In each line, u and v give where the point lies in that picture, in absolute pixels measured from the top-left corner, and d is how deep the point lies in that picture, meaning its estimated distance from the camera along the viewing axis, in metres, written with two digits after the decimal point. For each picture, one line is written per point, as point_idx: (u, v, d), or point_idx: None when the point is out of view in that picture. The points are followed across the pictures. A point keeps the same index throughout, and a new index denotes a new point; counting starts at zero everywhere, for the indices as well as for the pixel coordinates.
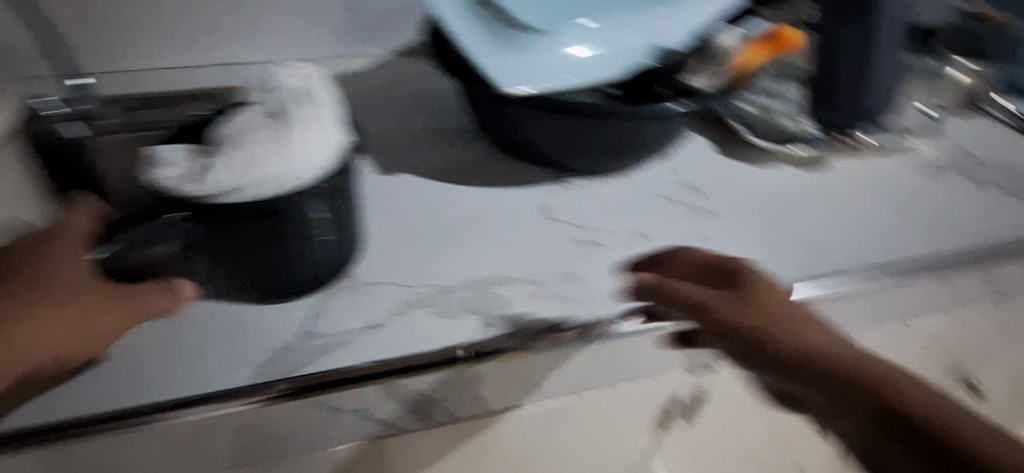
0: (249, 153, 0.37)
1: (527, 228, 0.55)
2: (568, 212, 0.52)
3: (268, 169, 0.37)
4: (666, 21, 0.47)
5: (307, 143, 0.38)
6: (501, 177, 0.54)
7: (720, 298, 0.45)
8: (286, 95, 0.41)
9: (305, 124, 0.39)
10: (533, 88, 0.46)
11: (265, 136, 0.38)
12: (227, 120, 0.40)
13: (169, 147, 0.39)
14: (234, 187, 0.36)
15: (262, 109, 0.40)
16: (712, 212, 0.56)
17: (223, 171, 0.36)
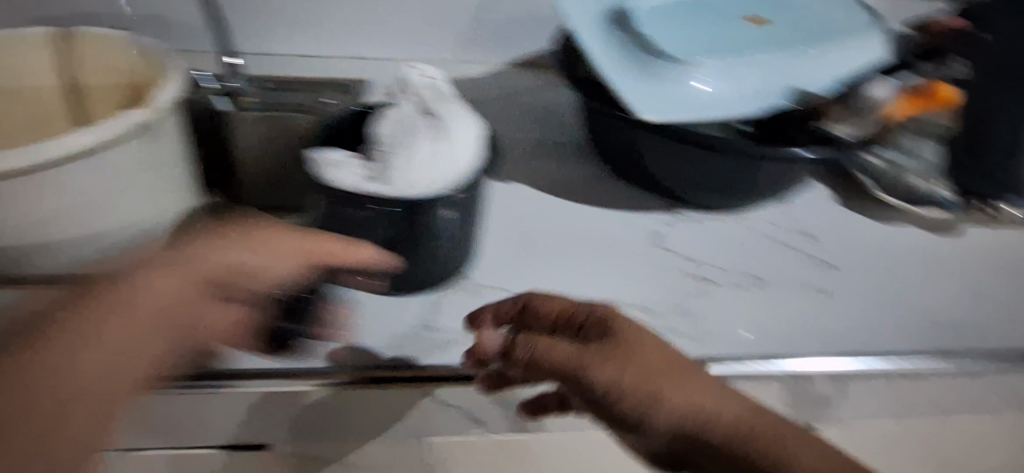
0: (419, 159, 0.40)
1: (639, 253, 0.49)
2: (681, 243, 0.50)
3: (436, 173, 0.40)
4: (806, 67, 0.48)
5: (463, 151, 0.42)
6: (615, 199, 0.54)
7: (591, 355, 0.34)
8: (434, 102, 0.45)
9: (458, 133, 0.43)
10: (667, 114, 0.45)
11: (429, 143, 0.42)
12: (385, 126, 0.43)
13: (334, 154, 0.41)
14: (408, 189, 0.39)
15: (417, 117, 0.44)
16: (830, 265, 0.50)
17: (398, 175, 0.40)
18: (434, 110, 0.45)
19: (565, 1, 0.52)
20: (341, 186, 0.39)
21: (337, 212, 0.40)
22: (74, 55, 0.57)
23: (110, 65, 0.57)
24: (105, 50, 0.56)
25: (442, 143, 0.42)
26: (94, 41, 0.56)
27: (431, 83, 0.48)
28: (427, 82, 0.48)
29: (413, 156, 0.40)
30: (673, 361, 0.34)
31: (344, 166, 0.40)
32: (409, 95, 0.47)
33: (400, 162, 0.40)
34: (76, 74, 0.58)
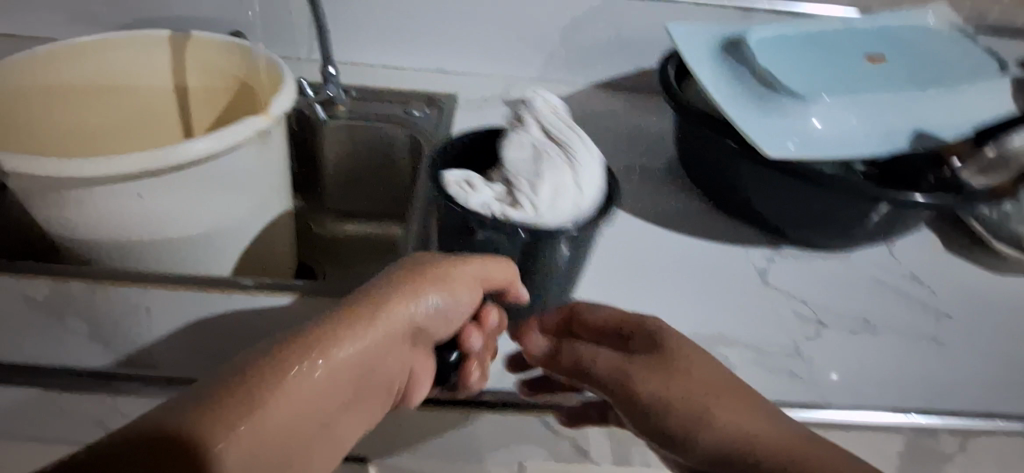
0: (549, 192, 0.40)
1: (743, 285, 0.48)
2: (786, 279, 0.49)
3: (566, 206, 0.40)
4: (929, 109, 0.47)
5: (592, 187, 0.41)
6: (715, 230, 0.54)
7: (638, 369, 0.36)
8: (561, 131, 0.45)
9: (589, 169, 0.42)
10: (789, 150, 0.44)
11: (559, 177, 0.41)
12: (514, 152, 0.44)
13: (464, 182, 0.42)
14: (539, 219, 0.39)
15: (547, 146, 0.43)
16: (945, 313, 0.47)
17: (530, 204, 0.40)
18: (562, 140, 0.44)
19: (676, 31, 0.52)
20: (477, 210, 0.39)
21: (464, 234, 0.40)
22: (190, 59, 0.59)
23: (216, 68, 0.59)
24: (211, 52, 0.58)
25: (573, 179, 0.41)
26: (202, 45, 0.58)
27: (556, 110, 0.47)
28: (552, 110, 0.47)
29: (543, 187, 0.40)
30: (726, 383, 0.35)
31: (477, 192, 0.40)
32: (534, 119, 0.46)
33: (529, 191, 0.40)
34: (181, 74, 0.60)
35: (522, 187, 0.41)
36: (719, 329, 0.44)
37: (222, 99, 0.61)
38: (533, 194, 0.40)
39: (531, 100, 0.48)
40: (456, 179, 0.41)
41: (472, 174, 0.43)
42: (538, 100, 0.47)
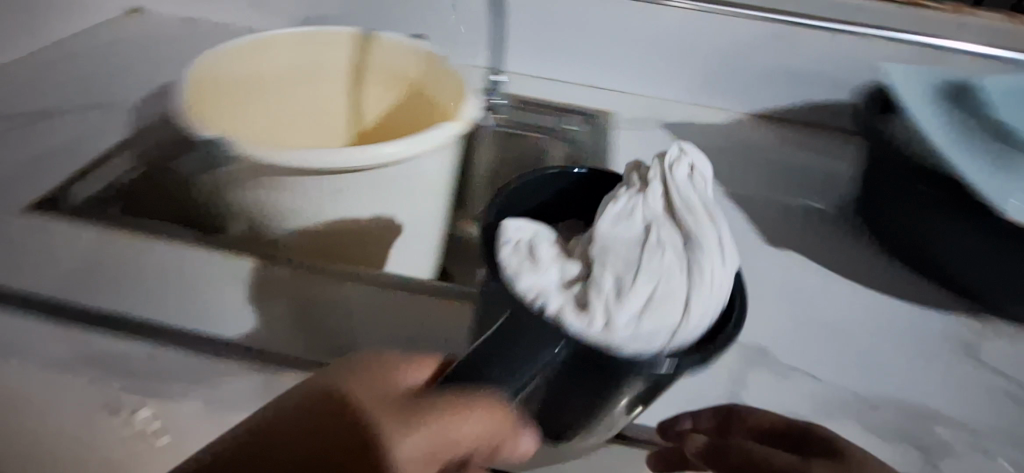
0: (643, 293, 0.30)
1: (941, 357, 0.44)
2: (991, 355, 0.45)
3: (649, 325, 0.29)
4: None
5: (696, 300, 0.30)
6: (901, 287, 0.50)
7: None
8: (691, 216, 0.34)
9: (703, 271, 0.31)
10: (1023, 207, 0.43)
11: (669, 277, 0.31)
12: (613, 226, 0.34)
13: (529, 243, 0.34)
14: (601, 332, 0.29)
15: (660, 226, 0.34)
16: None
17: (597, 308, 0.30)
18: (683, 226, 0.34)
19: (901, 85, 0.57)
20: (521, 298, 0.30)
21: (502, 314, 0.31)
22: (374, 54, 0.61)
23: (398, 69, 0.61)
24: (398, 56, 0.60)
25: (685, 277, 0.31)
26: (391, 47, 0.60)
27: (691, 182, 0.37)
28: (690, 185, 0.37)
29: (634, 284, 0.31)
30: None
31: (535, 275, 0.31)
32: (659, 189, 0.36)
33: (621, 286, 0.31)
34: (363, 70, 0.62)
35: (604, 281, 0.31)
36: (917, 403, 0.41)
37: (396, 98, 0.63)
38: (615, 297, 0.30)
39: (665, 167, 0.37)
40: (523, 247, 0.33)
41: (542, 243, 0.34)
42: (675, 168, 0.37)
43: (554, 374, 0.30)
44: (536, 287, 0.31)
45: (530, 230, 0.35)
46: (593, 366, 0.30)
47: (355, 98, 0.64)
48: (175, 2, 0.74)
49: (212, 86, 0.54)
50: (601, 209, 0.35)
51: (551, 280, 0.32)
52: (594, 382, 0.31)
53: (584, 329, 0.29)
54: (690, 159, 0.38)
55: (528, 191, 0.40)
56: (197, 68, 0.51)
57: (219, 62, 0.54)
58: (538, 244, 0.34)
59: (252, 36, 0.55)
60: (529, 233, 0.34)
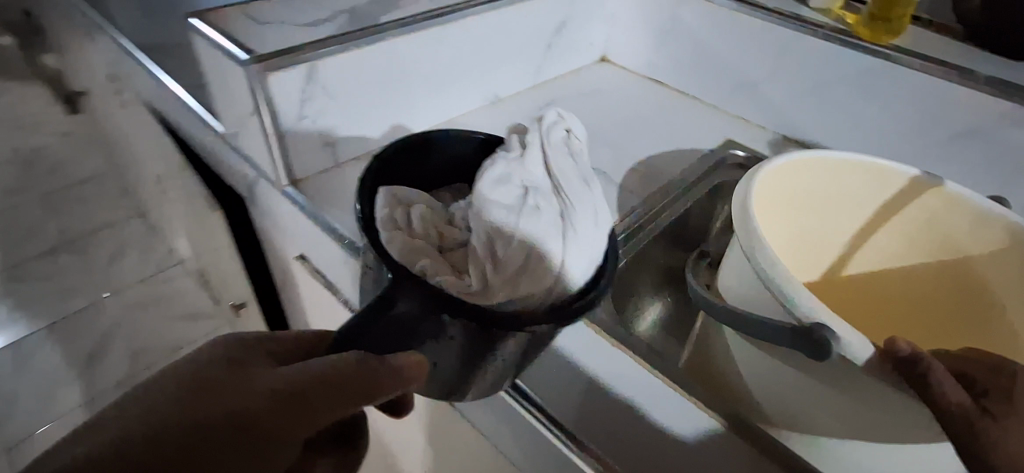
0: (518, 258, 0.35)
1: None
2: None
3: (526, 282, 0.35)
4: None
5: (577, 244, 0.36)
6: None
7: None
8: (565, 181, 0.41)
9: (579, 227, 0.37)
10: None
11: (546, 243, 0.36)
12: (493, 187, 0.40)
13: (387, 190, 0.41)
14: (483, 294, 0.35)
15: (539, 192, 0.40)
16: None
17: (474, 273, 0.36)
18: (560, 192, 0.40)
19: None
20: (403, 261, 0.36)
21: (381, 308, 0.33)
22: (945, 221, 0.46)
23: (946, 237, 0.47)
24: (967, 220, 0.45)
25: (561, 238, 0.36)
26: (965, 206, 0.45)
27: (564, 145, 0.45)
28: (559, 143, 0.45)
29: (507, 247, 0.36)
30: None
31: (399, 238, 0.37)
32: (537, 156, 0.43)
33: (503, 254, 0.36)
34: (895, 217, 0.49)
35: (479, 246, 0.37)
36: None
37: (914, 265, 0.49)
38: (488, 260, 0.37)
39: (543, 127, 0.46)
40: (396, 215, 0.39)
41: (416, 209, 0.40)
42: (550, 132, 0.46)
43: (455, 337, 0.34)
44: (409, 249, 0.37)
45: (411, 198, 0.41)
46: (488, 325, 0.33)
47: (856, 243, 0.51)
48: (645, 52, 0.73)
49: (762, 205, 0.44)
50: (480, 186, 0.40)
51: (416, 246, 0.38)
52: (487, 344, 0.35)
53: (462, 289, 0.35)
54: (567, 126, 0.47)
55: (416, 152, 0.44)
56: (760, 182, 0.43)
57: (771, 179, 0.44)
58: (411, 206, 0.40)
59: (814, 153, 0.45)
60: (408, 201, 0.41)
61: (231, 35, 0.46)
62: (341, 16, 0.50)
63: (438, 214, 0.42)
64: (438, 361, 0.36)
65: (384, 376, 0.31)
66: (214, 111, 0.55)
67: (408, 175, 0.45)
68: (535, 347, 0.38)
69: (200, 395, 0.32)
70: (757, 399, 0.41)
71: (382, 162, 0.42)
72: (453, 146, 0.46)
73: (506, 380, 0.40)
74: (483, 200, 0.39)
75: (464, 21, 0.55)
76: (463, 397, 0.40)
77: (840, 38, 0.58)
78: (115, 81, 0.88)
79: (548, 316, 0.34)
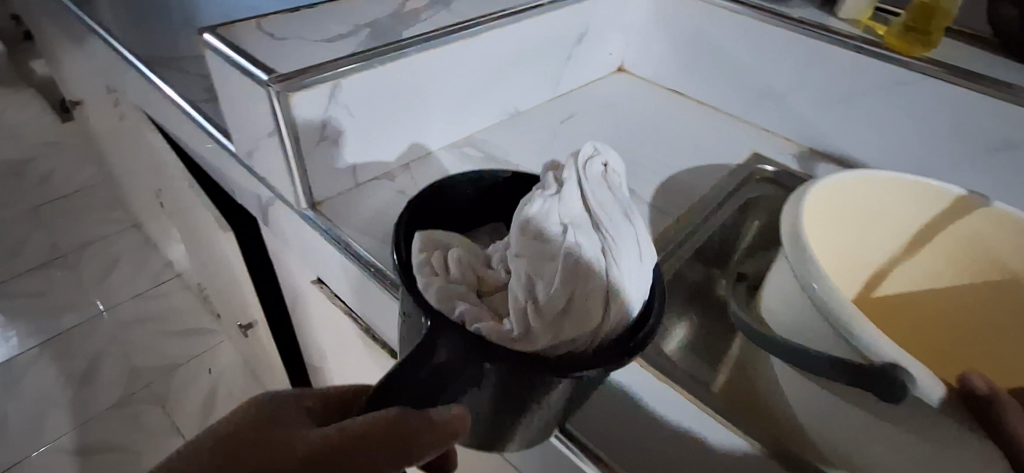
0: (562, 299, 0.31)
1: None
2: None
3: (571, 324, 0.31)
4: None
5: (627, 279, 0.32)
6: None
7: None
8: (606, 216, 0.35)
9: (624, 265, 0.32)
10: None
11: (588, 278, 0.32)
12: (529, 227, 0.35)
13: (423, 238, 0.37)
14: (525, 339, 0.31)
15: (578, 230, 0.34)
16: None
17: (514, 314, 0.32)
18: (601, 226, 0.35)
19: None
20: (439, 307, 0.33)
21: (421, 359, 0.30)
22: (995, 237, 0.44)
23: (994, 253, 0.45)
24: (1017, 241, 0.43)
25: (605, 276, 0.32)
26: (1018, 226, 0.43)
27: (604, 180, 0.38)
28: (600, 178, 0.39)
29: (549, 289, 0.32)
30: None
31: (436, 284, 0.34)
32: (574, 191, 0.37)
33: (545, 296, 0.32)
34: (937, 236, 0.47)
35: (516, 287, 0.33)
36: None
37: (967, 284, 0.47)
38: (527, 297, 0.32)
39: (580, 164, 0.39)
40: (434, 260, 0.36)
41: (454, 252, 0.37)
42: (588, 166, 0.39)
43: (495, 386, 0.31)
44: (446, 295, 0.34)
45: (447, 241, 0.38)
46: (529, 374, 0.30)
47: (894, 262, 0.49)
48: (664, 66, 0.71)
49: (810, 225, 0.43)
50: (516, 224, 0.36)
51: (453, 291, 0.34)
52: (532, 390, 0.31)
53: (502, 335, 0.31)
54: (602, 158, 0.40)
55: (454, 194, 0.41)
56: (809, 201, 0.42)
57: (817, 200, 0.43)
58: (449, 249, 0.37)
59: (859, 173, 0.44)
60: (443, 244, 0.37)
61: (248, 53, 0.43)
62: (362, 30, 0.48)
63: (476, 254, 0.39)
64: (478, 409, 0.33)
65: (422, 433, 0.29)
66: (226, 130, 0.53)
67: (447, 217, 0.42)
68: (584, 393, 0.35)
69: (245, 453, 0.29)
70: (807, 427, 0.38)
71: (420, 207, 0.39)
72: (491, 185, 0.43)
73: (551, 428, 0.37)
74: (520, 239, 0.35)
75: (486, 34, 0.53)
76: (505, 446, 0.37)
77: (873, 50, 0.56)
78: (111, 94, 0.84)
79: (597, 361, 0.30)
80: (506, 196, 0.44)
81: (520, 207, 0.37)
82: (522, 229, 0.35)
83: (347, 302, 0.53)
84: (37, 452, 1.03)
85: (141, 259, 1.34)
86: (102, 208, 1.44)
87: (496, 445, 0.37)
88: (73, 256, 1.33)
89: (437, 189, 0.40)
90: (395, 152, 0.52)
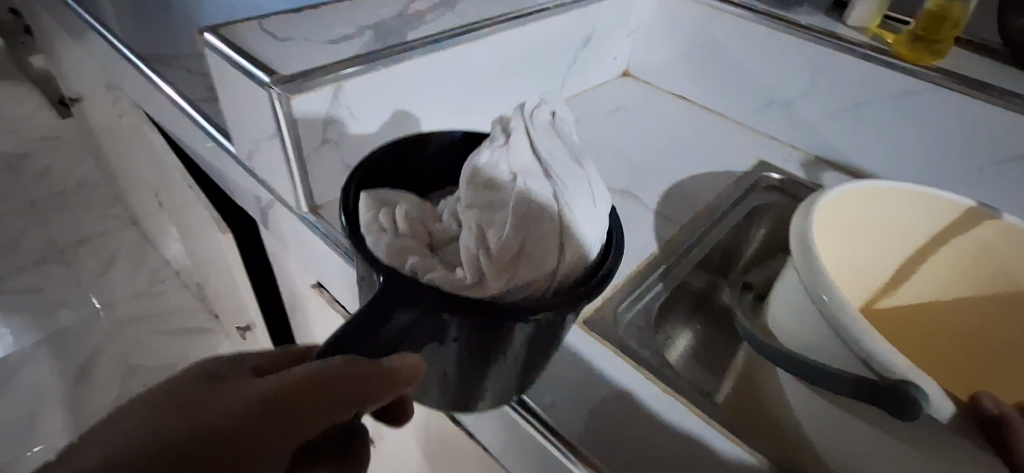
0: (515, 246, 0.31)
1: None
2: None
3: (524, 268, 0.31)
4: None
5: (579, 223, 0.31)
6: None
7: None
8: (556, 162, 0.34)
9: (578, 213, 0.31)
10: None
11: (541, 222, 0.31)
12: (479, 186, 0.34)
13: (370, 194, 0.36)
14: (478, 285, 0.32)
15: (529, 178, 0.33)
16: None
17: (466, 262, 0.32)
18: (550, 172, 0.33)
19: None
20: (389, 262, 0.32)
21: (377, 315, 0.29)
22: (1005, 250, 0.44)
23: (1001, 266, 0.45)
24: None
25: (557, 224, 0.31)
26: None
27: (551, 128, 0.37)
28: (547, 126, 0.37)
29: (501, 238, 0.31)
30: None
31: (385, 240, 0.33)
32: (522, 140, 0.35)
33: (497, 244, 0.31)
34: (945, 246, 0.47)
35: (467, 238, 0.33)
36: None
37: (972, 296, 0.47)
38: (479, 245, 0.32)
39: (525, 113, 0.37)
40: (382, 217, 0.34)
41: (402, 209, 0.36)
42: (534, 115, 0.37)
43: (456, 337, 0.31)
44: (397, 251, 0.33)
45: (393, 199, 0.36)
46: (491, 323, 0.30)
47: (902, 271, 0.49)
48: (668, 70, 0.71)
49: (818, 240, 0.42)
50: (466, 176, 0.35)
51: (403, 246, 0.33)
52: (495, 339, 0.31)
53: (455, 282, 0.32)
54: (550, 107, 0.39)
55: (410, 155, 0.40)
56: (817, 214, 0.41)
57: (825, 212, 0.42)
58: (398, 205, 0.36)
59: (867, 183, 0.43)
60: (392, 201, 0.36)
61: (251, 53, 0.43)
62: (366, 31, 0.47)
63: (425, 210, 0.38)
64: (444, 363, 0.33)
65: (380, 380, 0.28)
66: (227, 131, 0.52)
67: (404, 177, 0.41)
68: (550, 345, 0.35)
69: (179, 404, 0.30)
70: (814, 437, 0.38)
71: (376, 166, 0.38)
72: (445, 145, 0.42)
73: (519, 385, 0.37)
74: (469, 190, 0.34)
75: (492, 35, 0.52)
76: (478, 405, 0.38)
77: (883, 58, 0.55)
78: (111, 91, 0.83)
79: (555, 302, 0.30)
80: (457, 159, 0.43)
81: (468, 163, 0.36)
82: (472, 181, 0.34)
83: (347, 306, 0.52)
84: (30, 452, 1.02)
85: (138, 257, 1.33)
86: (99, 205, 1.43)
87: (470, 404, 0.38)
88: (70, 255, 1.32)
89: (394, 148, 0.39)
90: (374, 125, 0.47)
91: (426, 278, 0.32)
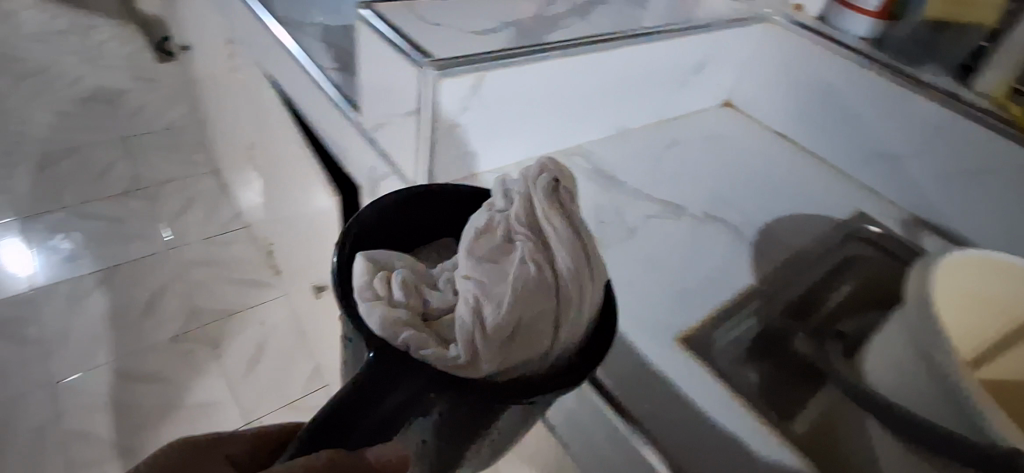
0: (510, 325, 0.30)
1: None
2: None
3: (520, 350, 0.31)
4: None
5: (576, 304, 0.32)
6: None
7: None
8: (556, 229, 0.33)
9: (575, 289, 0.32)
10: None
11: (540, 300, 0.31)
12: (482, 251, 0.33)
13: (361, 258, 0.34)
14: (469, 364, 0.30)
15: (528, 248, 0.33)
16: None
17: (460, 341, 0.31)
18: (548, 238, 0.33)
19: None
20: (380, 334, 0.30)
21: (362, 406, 0.30)
22: None
23: None
24: None
25: (555, 301, 0.32)
26: None
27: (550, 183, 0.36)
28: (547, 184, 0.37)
29: (498, 314, 0.31)
30: None
31: (377, 309, 0.31)
32: (526, 202, 0.35)
33: (493, 320, 0.31)
34: None
35: (463, 311, 0.32)
36: None
37: None
38: (474, 319, 0.31)
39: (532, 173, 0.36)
40: (374, 282, 0.33)
41: (394, 274, 0.34)
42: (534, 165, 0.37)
43: (442, 418, 0.31)
44: (391, 322, 0.31)
45: (388, 263, 0.35)
46: (482, 404, 0.30)
47: (1002, 349, 0.47)
48: (773, 108, 0.71)
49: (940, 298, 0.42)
50: (464, 243, 0.34)
51: (394, 316, 0.31)
52: (482, 420, 0.32)
53: (446, 361, 0.30)
54: None
55: (405, 214, 0.39)
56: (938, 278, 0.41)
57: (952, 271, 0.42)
58: (391, 271, 0.34)
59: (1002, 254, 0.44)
60: (385, 264, 0.35)
61: (406, 33, 0.45)
62: (508, 28, 0.49)
63: (420, 275, 0.36)
64: (425, 439, 0.34)
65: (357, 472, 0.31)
66: (357, 103, 0.55)
67: (393, 237, 0.39)
68: (530, 422, 0.35)
69: None
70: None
71: (363, 231, 0.37)
72: (441, 203, 0.40)
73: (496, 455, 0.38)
74: (469, 258, 0.33)
75: (622, 48, 0.53)
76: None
77: (1001, 125, 0.55)
78: (231, 48, 0.88)
79: (549, 387, 0.31)
80: (453, 208, 0.40)
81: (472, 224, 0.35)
82: (473, 247, 0.34)
83: None
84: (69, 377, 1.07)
85: (212, 205, 1.40)
86: (182, 151, 1.50)
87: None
88: (147, 193, 1.39)
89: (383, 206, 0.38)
90: (486, 125, 0.49)
91: (416, 356, 0.30)
